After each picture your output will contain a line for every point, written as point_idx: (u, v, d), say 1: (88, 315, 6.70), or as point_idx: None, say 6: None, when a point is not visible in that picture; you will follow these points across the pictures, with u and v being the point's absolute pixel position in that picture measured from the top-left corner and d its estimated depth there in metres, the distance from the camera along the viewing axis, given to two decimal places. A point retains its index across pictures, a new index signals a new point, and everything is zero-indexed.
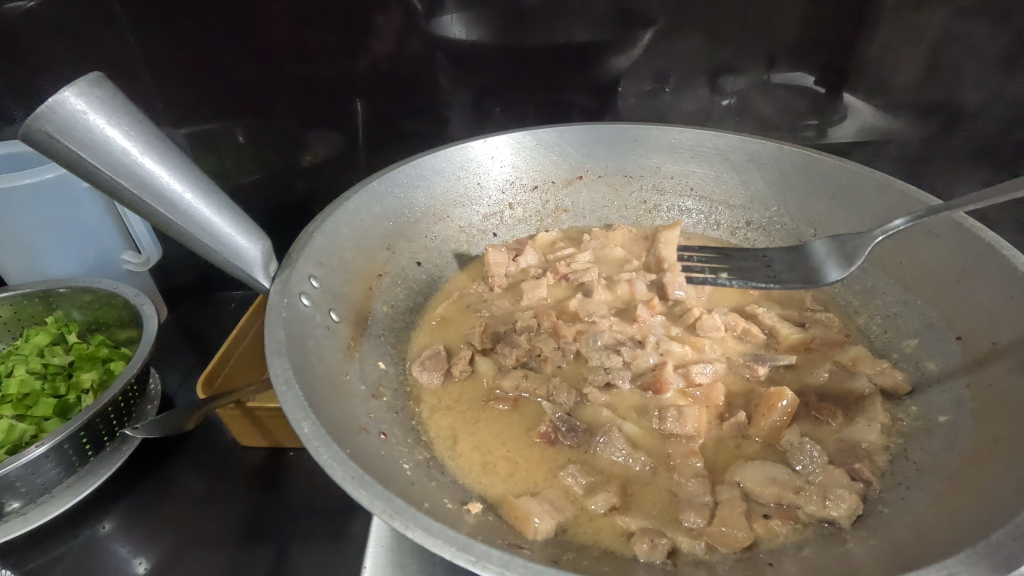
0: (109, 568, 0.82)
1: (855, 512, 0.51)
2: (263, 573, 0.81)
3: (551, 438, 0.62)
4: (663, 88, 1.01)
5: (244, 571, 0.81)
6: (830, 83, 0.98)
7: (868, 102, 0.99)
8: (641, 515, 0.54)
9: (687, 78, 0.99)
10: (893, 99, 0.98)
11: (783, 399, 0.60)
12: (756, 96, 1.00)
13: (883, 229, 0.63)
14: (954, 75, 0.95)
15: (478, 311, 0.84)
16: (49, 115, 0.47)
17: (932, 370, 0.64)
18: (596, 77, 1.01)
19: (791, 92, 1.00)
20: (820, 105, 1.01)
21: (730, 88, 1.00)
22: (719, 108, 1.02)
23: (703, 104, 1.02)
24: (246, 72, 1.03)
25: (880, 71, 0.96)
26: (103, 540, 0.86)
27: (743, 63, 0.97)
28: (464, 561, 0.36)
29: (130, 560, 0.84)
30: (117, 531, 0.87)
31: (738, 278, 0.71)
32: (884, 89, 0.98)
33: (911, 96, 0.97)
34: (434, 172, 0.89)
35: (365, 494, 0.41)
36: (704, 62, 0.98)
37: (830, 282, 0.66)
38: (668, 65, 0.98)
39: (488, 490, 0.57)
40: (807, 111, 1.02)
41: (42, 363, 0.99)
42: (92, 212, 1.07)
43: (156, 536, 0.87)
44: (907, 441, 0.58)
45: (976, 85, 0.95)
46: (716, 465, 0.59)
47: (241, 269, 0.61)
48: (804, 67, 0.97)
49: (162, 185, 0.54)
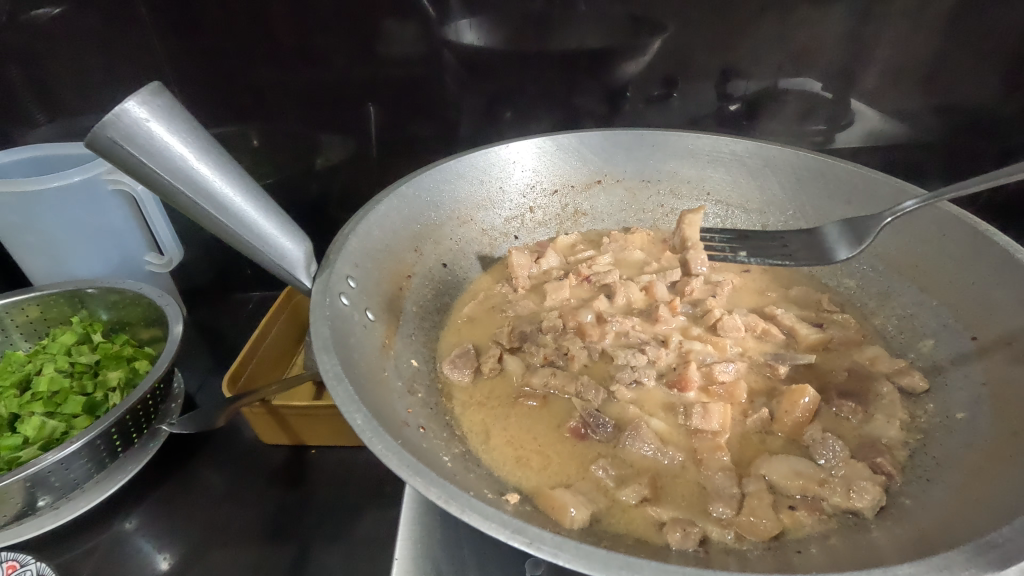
0: (137, 562, 0.85)
1: (878, 503, 0.53)
2: (295, 565, 0.83)
3: (581, 433, 0.64)
4: (670, 94, 1.03)
5: (275, 564, 0.83)
6: (838, 89, 1.01)
7: (877, 107, 1.02)
8: (672, 507, 0.56)
9: (695, 83, 1.02)
10: (901, 103, 1.01)
11: (806, 395, 0.62)
12: (765, 100, 1.03)
13: (894, 210, 0.68)
14: (960, 79, 0.97)
15: (503, 311, 0.86)
16: (116, 122, 0.51)
17: (948, 368, 0.66)
18: (607, 82, 1.03)
19: (800, 97, 1.02)
20: (829, 111, 1.03)
21: (735, 93, 1.02)
22: (727, 113, 1.05)
23: (712, 109, 1.04)
24: (269, 79, 1.05)
25: (888, 76, 0.98)
26: (127, 535, 0.88)
27: (752, 70, 1.00)
28: (520, 542, 0.39)
29: (165, 553, 0.86)
30: (144, 526, 0.89)
31: (758, 255, 0.77)
32: (892, 94, 1.00)
33: (917, 99, 1.00)
34: (458, 176, 0.92)
35: (421, 481, 0.44)
36: (714, 69, 1.00)
37: (840, 260, 0.73)
38: (677, 70, 1.01)
39: (523, 482, 0.59)
40: (815, 116, 1.04)
41: (69, 362, 1.01)
42: (117, 215, 1.09)
43: (187, 531, 0.89)
44: (926, 437, 0.60)
45: (981, 88, 0.98)
46: (742, 459, 0.61)
47: (285, 270, 0.64)
48: (811, 72, 1.00)
49: (215, 189, 0.57)
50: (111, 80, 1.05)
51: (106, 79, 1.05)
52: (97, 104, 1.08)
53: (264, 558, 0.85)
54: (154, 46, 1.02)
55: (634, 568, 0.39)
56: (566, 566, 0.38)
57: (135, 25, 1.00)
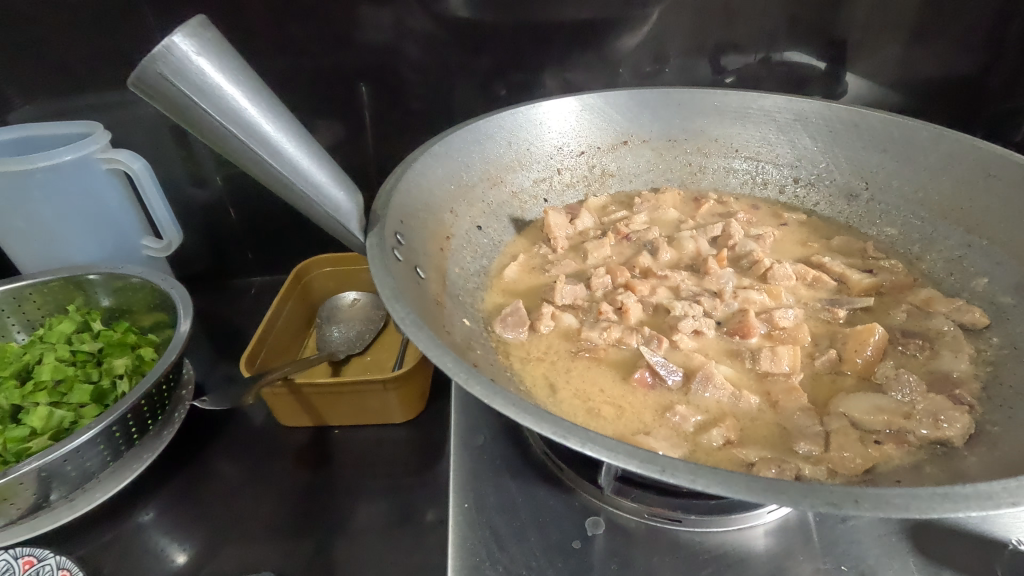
0: (150, 560, 0.80)
1: (968, 431, 0.53)
2: (318, 557, 0.80)
3: (649, 383, 0.62)
4: (662, 69, 1.05)
5: (299, 555, 0.80)
6: (830, 58, 1.03)
7: (863, 79, 1.04)
8: (758, 446, 0.55)
9: (689, 57, 1.04)
10: (889, 76, 1.04)
11: (874, 333, 0.63)
12: (759, 71, 1.05)
13: None
14: (944, 49, 1.00)
15: (546, 271, 0.84)
16: (167, 55, 0.47)
17: (1007, 302, 0.67)
18: (606, 55, 1.03)
19: (791, 69, 1.05)
20: (821, 81, 1.05)
21: (729, 67, 1.05)
22: (721, 86, 1.07)
23: (705, 82, 1.07)
24: (260, 55, 1.00)
25: (873, 48, 1.01)
26: (143, 529, 0.84)
27: (741, 43, 1.02)
28: (653, 471, 0.37)
29: (186, 545, 0.82)
30: (158, 521, 0.85)
31: None
32: (880, 67, 1.03)
33: (904, 72, 1.03)
34: (487, 137, 0.89)
35: (532, 418, 0.42)
36: (707, 42, 1.02)
37: None
38: (668, 46, 1.02)
39: (600, 431, 0.58)
40: (808, 85, 1.06)
41: (70, 350, 0.95)
42: (111, 196, 1.03)
43: (202, 527, 0.84)
44: (997, 368, 0.60)
45: (960, 58, 1.01)
46: (818, 399, 0.60)
47: (338, 224, 0.60)
48: (802, 44, 1.02)
49: (267, 134, 0.53)
50: (85, 61, 0.98)
51: (81, 61, 0.98)
52: (70, 87, 1.00)
53: (299, 542, 0.82)
54: (131, 22, 0.95)
55: (779, 493, 0.37)
56: (707, 491, 0.36)
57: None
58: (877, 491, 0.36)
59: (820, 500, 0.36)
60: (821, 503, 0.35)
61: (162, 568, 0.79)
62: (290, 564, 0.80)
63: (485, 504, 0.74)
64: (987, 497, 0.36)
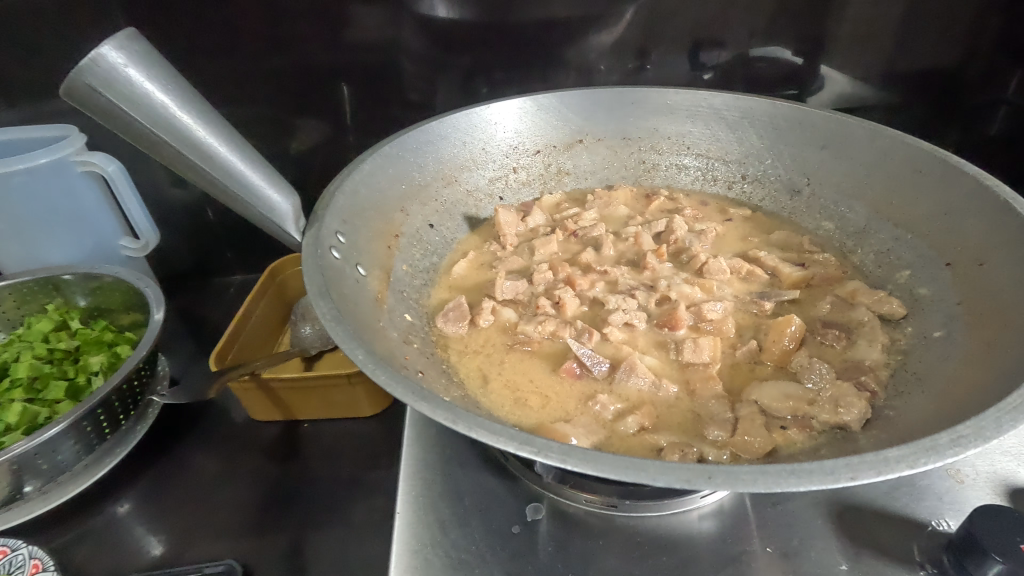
0: (127, 550, 0.83)
1: (864, 416, 0.56)
2: (286, 545, 0.83)
3: (576, 373, 0.65)
4: (644, 66, 1.07)
5: (267, 543, 0.84)
6: (807, 53, 1.07)
7: (842, 72, 1.09)
8: (670, 433, 0.58)
9: (669, 53, 1.06)
10: (870, 69, 1.09)
11: (792, 325, 0.66)
12: (736, 67, 1.08)
13: None
14: (920, 44, 1.06)
15: (493, 267, 0.87)
16: (94, 67, 0.50)
17: (923, 293, 0.69)
18: (581, 53, 1.05)
19: (769, 63, 1.08)
20: (798, 74, 1.09)
21: (709, 62, 1.07)
22: (700, 81, 1.10)
23: (685, 78, 1.10)
24: (237, 61, 1.03)
25: (853, 42, 1.06)
26: (120, 520, 0.87)
27: (719, 39, 1.05)
28: (528, 451, 0.40)
29: (160, 537, 0.85)
30: (135, 512, 0.88)
31: None
32: (860, 61, 1.08)
33: (880, 64, 1.08)
34: (441, 138, 0.91)
35: (428, 405, 0.45)
36: (686, 39, 1.05)
37: None
38: (649, 42, 1.05)
39: (523, 420, 0.61)
40: (786, 80, 1.10)
41: (48, 348, 0.98)
42: (88, 197, 1.05)
43: (175, 518, 0.87)
44: (906, 356, 0.63)
45: (936, 52, 1.07)
46: (733, 387, 0.63)
47: (275, 224, 0.63)
48: (780, 40, 1.05)
49: (200, 139, 0.56)
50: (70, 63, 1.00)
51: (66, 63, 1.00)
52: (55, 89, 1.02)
53: (269, 530, 0.85)
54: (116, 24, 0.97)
55: (638, 469, 0.39)
56: (575, 469, 0.39)
57: (92, 3, 0.95)
58: (730, 468, 0.38)
59: (674, 478, 0.38)
60: (680, 478, 0.38)
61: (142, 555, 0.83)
62: (261, 552, 0.83)
63: (431, 494, 0.76)
64: (828, 472, 0.38)
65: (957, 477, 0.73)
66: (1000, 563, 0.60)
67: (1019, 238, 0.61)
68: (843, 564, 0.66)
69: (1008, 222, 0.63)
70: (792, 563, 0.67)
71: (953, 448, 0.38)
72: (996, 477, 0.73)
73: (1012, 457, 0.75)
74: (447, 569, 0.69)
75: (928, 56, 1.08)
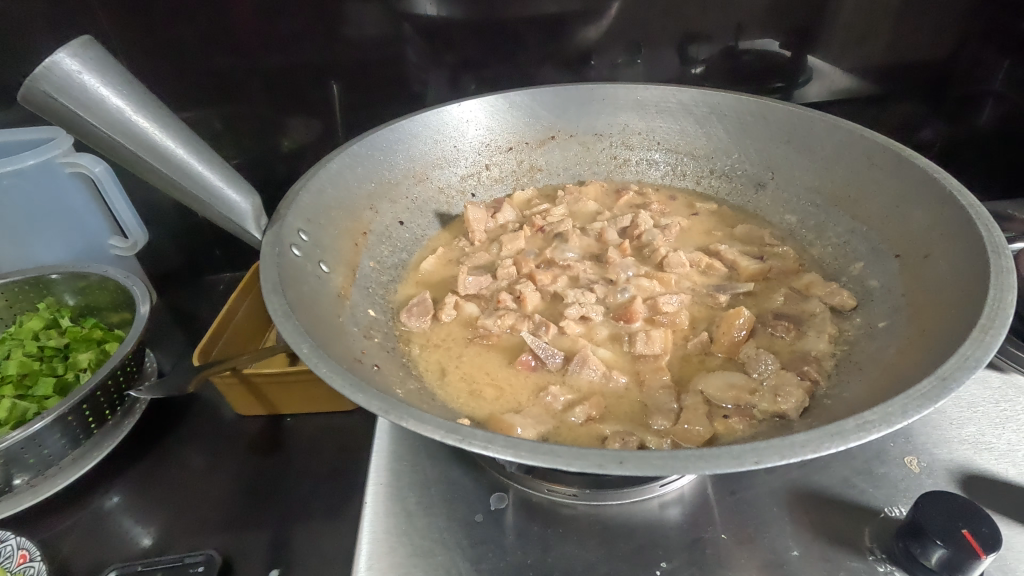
0: (114, 541, 0.85)
1: (802, 405, 0.59)
2: (269, 534, 0.85)
3: (531, 365, 0.69)
4: (634, 60, 1.09)
5: (250, 532, 0.85)
6: (794, 46, 1.08)
7: (831, 64, 1.10)
8: (615, 422, 0.62)
9: (657, 48, 1.07)
10: (859, 61, 1.10)
11: (740, 317, 0.69)
12: (724, 61, 1.10)
13: None
14: (910, 36, 1.08)
15: (460, 263, 0.90)
16: (48, 74, 0.52)
17: (874, 285, 0.72)
18: (567, 49, 1.07)
19: (758, 56, 1.09)
20: (786, 67, 1.10)
21: (697, 56, 1.09)
22: (689, 76, 1.11)
23: (674, 73, 1.11)
24: (228, 61, 1.04)
25: (843, 34, 1.07)
26: (109, 513, 0.88)
27: (708, 32, 1.06)
28: (453, 439, 0.44)
29: (149, 528, 0.86)
30: (123, 504, 0.89)
31: None
32: (849, 52, 1.09)
33: (867, 56, 1.09)
34: (411, 136, 0.92)
35: (364, 397, 0.48)
36: (674, 34, 1.06)
37: None
38: (639, 37, 1.06)
39: (476, 411, 0.64)
40: (773, 74, 1.11)
41: (38, 346, 0.99)
42: (77, 196, 1.06)
43: (162, 509, 0.89)
44: (851, 346, 0.66)
45: (926, 44, 1.09)
46: (682, 377, 0.67)
47: (234, 222, 0.66)
48: (770, 33, 1.06)
49: (156, 142, 0.59)
50: None
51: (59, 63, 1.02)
52: None
53: (253, 520, 0.87)
54: (109, 25, 0.99)
55: (556, 456, 0.43)
56: (493, 456, 0.42)
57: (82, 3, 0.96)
58: (643, 453, 0.42)
59: (587, 462, 0.42)
60: (591, 463, 0.41)
61: (128, 547, 0.84)
62: (244, 542, 0.84)
63: (397, 483, 0.75)
64: (736, 457, 0.41)
65: (912, 465, 0.71)
66: (943, 547, 0.58)
67: (959, 230, 0.63)
68: (798, 550, 0.66)
69: (951, 214, 0.64)
70: (749, 549, 0.66)
71: (857, 432, 0.42)
72: (952, 465, 0.71)
73: (970, 445, 0.72)
74: (409, 556, 0.69)
75: (917, 47, 1.09)
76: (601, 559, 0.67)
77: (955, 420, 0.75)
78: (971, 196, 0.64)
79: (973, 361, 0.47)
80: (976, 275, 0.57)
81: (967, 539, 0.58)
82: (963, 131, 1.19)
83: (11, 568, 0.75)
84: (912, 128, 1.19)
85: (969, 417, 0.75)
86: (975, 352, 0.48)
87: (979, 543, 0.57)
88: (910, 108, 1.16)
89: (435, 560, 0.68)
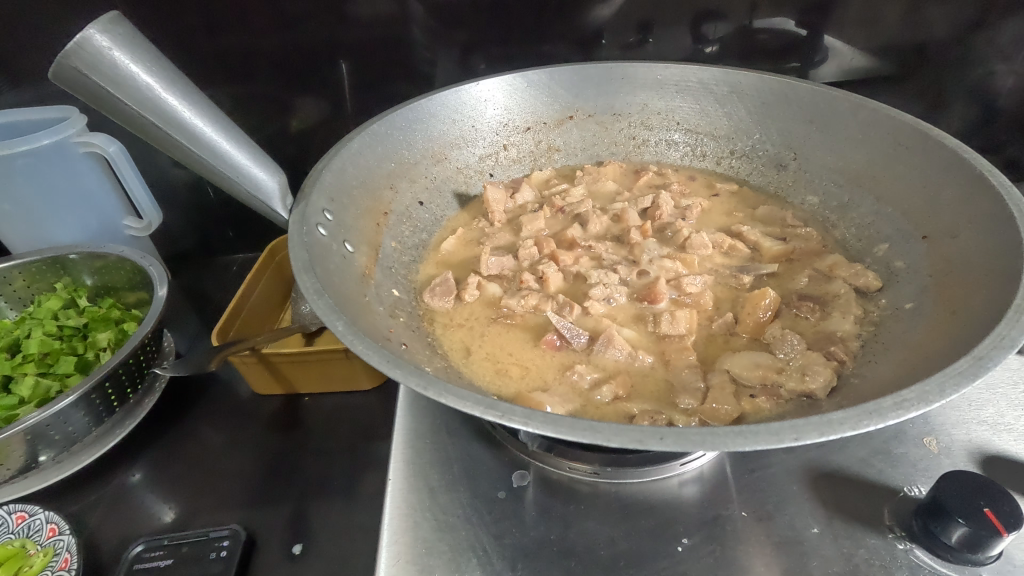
0: (139, 515, 0.86)
1: (829, 384, 0.60)
2: (291, 509, 0.86)
3: (556, 345, 0.70)
4: (646, 39, 1.07)
5: (272, 507, 0.87)
6: (810, 25, 1.06)
7: (847, 42, 1.08)
8: (642, 401, 0.63)
9: (670, 26, 1.06)
10: (876, 40, 1.08)
11: (766, 298, 0.70)
12: (738, 40, 1.08)
13: None
14: (928, 13, 1.05)
15: (480, 243, 0.90)
16: (79, 51, 0.54)
17: (899, 266, 0.72)
18: (578, 28, 1.05)
19: (773, 35, 1.07)
20: (801, 46, 1.08)
21: (711, 35, 1.07)
22: (702, 55, 1.10)
23: (687, 52, 1.09)
24: (238, 41, 1.03)
25: (859, 12, 1.05)
26: (133, 489, 0.90)
27: (722, 10, 1.04)
28: (492, 415, 0.44)
29: (171, 503, 0.88)
30: (146, 480, 0.91)
31: None
32: (866, 31, 1.07)
33: (886, 35, 1.07)
34: (430, 115, 0.91)
35: (401, 372, 0.49)
36: (688, 11, 1.04)
37: None
38: (651, 15, 1.04)
39: (503, 389, 0.66)
40: (789, 53, 1.10)
41: (57, 325, 0.99)
42: (91, 177, 1.05)
43: (185, 485, 0.90)
44: (877, 327, 0.67)
45: (945, 20, 1.06)
46: (707, 357, 0.69)
47: (260, 200, 0.68)
48: (784, 12, 1.05)
49: (184, 120, 0.61)
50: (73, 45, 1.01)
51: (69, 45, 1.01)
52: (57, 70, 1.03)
53: (274, 495, 0.88)
54: (118, 5, 0.98)
55: (594, 431, 0.43)
56: (533, 431, 0.43)
57: None
58: (681, 430, 0.43)
59: (626, 438, 0.42)
60: (629, 439, 0.42)
61: (152, 521, 0.85)
62: (266, 516, 0.85)
63: (419, 460, 0.77)
64: (773, 434, 0.42)
65: (931, 445, 0.72)
66: (965, 526, 0.59)
67: (989, 211, 0.62)
68: (817, 527, 0.66)
69: (982, 195, 0.64)
70: (769, 526, 0.67)
71: (894, 410, 0.42)
72: (971, 445, 0.72)
73: (988, 426, 0.73)
74: (432, 531, 0.70)
75: (936, 25, 1.07)
76: (622, 534, 0.68)
77: (975, 401, 0.75)
78: (1001, 175, 0.63)
79: (1008, 341, 0.47)
80: (1007, 255, 0.56)
81: (989, 518, 0.58)
82: (982, 109, 1.17)
83: (42, 540, 0.77)
84: (931, 106, 1.17)
85: (988, 399, 0.75)
86: (1010, 331, 0.47)
87: (1001, 521, 0.58)
88: (929, 87, 1.14)
89: (460, 535, 0.69)
